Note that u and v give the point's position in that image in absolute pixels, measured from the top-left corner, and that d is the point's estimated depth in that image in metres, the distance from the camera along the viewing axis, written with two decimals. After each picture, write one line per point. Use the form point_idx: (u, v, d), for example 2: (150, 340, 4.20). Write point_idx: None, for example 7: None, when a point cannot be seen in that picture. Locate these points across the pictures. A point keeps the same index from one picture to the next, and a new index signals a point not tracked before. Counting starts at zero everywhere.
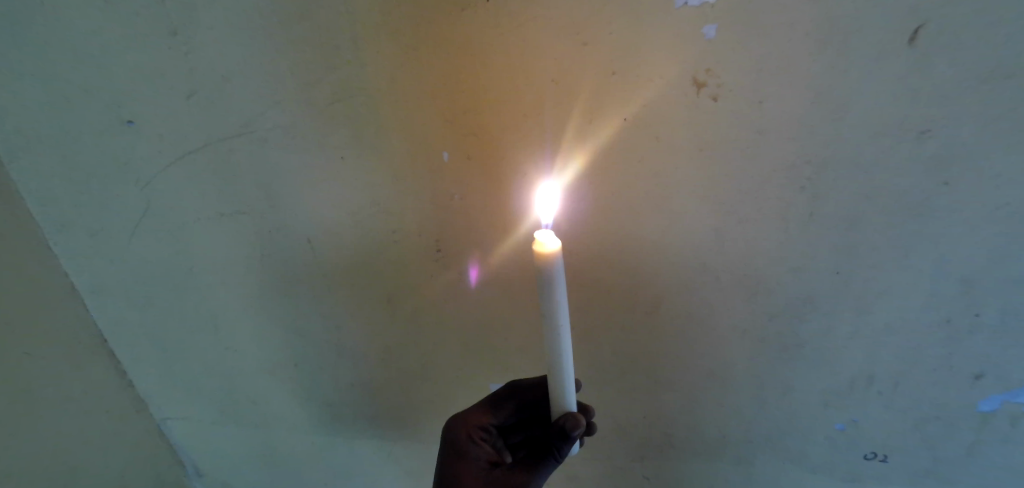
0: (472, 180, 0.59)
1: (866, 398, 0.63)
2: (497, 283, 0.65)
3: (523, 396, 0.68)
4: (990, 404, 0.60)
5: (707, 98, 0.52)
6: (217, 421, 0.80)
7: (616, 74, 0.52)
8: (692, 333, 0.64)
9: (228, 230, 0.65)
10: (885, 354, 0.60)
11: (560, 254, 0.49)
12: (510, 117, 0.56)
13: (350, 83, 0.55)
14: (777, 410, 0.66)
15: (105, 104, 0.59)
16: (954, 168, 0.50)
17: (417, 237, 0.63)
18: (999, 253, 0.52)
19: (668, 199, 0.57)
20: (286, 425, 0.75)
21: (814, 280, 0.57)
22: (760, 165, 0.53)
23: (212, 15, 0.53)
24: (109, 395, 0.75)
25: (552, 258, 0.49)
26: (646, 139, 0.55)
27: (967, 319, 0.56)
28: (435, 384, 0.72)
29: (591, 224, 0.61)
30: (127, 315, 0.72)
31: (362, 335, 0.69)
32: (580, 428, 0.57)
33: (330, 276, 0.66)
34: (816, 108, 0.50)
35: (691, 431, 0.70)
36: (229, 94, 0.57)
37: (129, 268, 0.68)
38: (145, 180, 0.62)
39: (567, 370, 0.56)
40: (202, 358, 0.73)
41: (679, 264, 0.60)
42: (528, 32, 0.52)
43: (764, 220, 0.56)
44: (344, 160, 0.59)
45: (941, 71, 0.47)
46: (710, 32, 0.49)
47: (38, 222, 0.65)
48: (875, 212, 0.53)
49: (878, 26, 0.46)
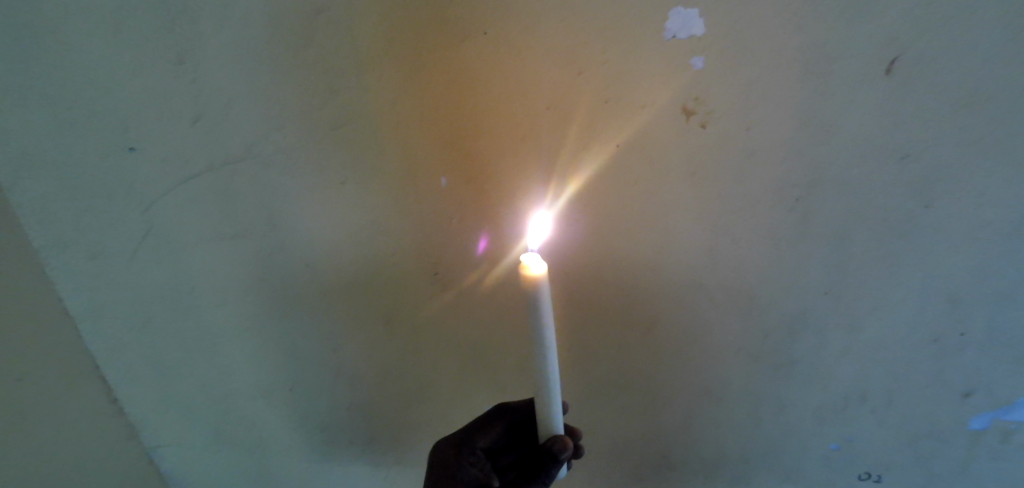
0: (471, 205, 0.58)
1: (860, 415, 0.61)
2: (493, 304, 0.62)
3: (513, 415, 0.62)
4: (981, 422, 0.58)
5: (698, 125, 0.51)
6: (207, 448, 0.75)
7: (609, 101, 0.52)
8: (691, 356, 0.61)
9: (225, 256, 0.62)
10: (876, 371, 0.58)
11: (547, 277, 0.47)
12: (509, 143, 0.54)
13: (350, 108, 0.54)
14: (774, 429, 0.63)
15: (106, 129, 0.56)
16: (934, 189, 0.50)
17: (415, 260, 0.61)
18: (982, 271, 0.52)
19: (661, 221, 0.55)
20: (280, 444, 0.74)
21: (805, 299, 0.56)
22: (750, 187, 0.53)
23: (219, 43, 0.52)
24: (108, 426, 0.71)
25: (537, 280, 0.47)
26: (637, 162, 0.53)
27: (955, 338, 0.55)
28: (431, 406, 0.70)
29: (585, 246, 0.58)
30: (127, 347, 0.67)
31: (360, 358, 0.67)
32: (567, 452, 0.53)
33: (327, 301, 0.64)
34: (803, 131, 0.50)
35: (688, 451, 0.67)
36: (232, 120, 0.55)
37: (126, 292, 0.64)
38: (148, 204, 0.59)
39: (553, 390, 0.52)
40: (203, 383, 0.70)
41: (674, 285, 0.58)
42: (525, 60, 0.51)
43: (754, 241, 0.55)
44: (344, 185, 0.57)
45: (918, 99, 0.48)
46: (698, 63, 0.49)
47: (38, 250, 0.61)
48: (862, 231, 0.53)
49: (859, 56, 0.47)
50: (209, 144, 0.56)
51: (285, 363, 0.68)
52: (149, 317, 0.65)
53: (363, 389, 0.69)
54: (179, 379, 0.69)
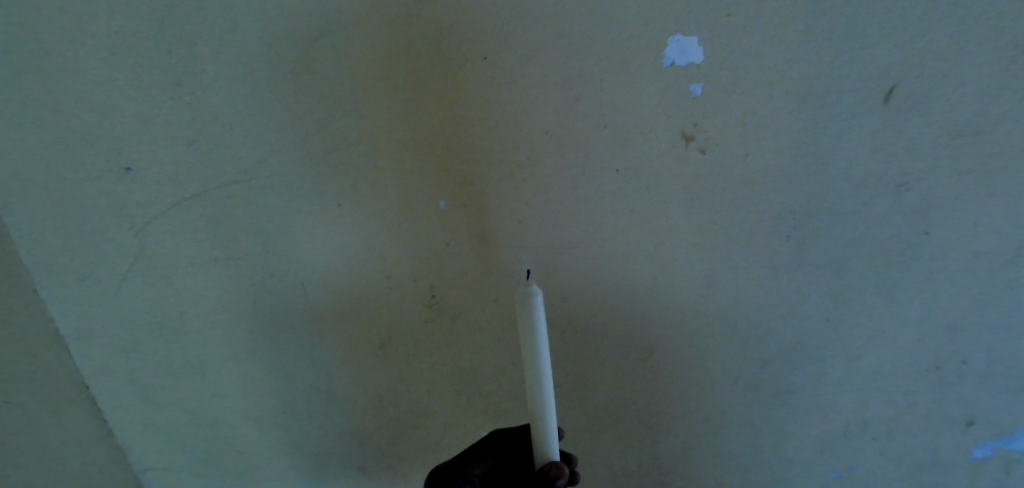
0: (469, 229, 0.57)
1: (860, 445, 0.59)
2: (490, 327, 0.62)
3: (511, 444, 0.61)
4: (983, 451, 0.57)
5: (696, 151, 0.52)
6: (195, 476, 0.72)
7: (607, 127, 0.52)
8: (689, 384, 0.60)
9: (216, 279, 0.61)
10: (876, 400, 0.57)
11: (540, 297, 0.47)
12: (507, 167, 0.55)
13: (350, 131, 0.55)
14: (774, 459, 0.62)
15: (101, 150, 0.56)
16: (932, 218, 0.50)
17: (412, 283, 0.60)
18: (981, 299, 0.52)
19: (659, 247, 0.55)
20: (266, 473, 0.71)
21: (804, 327, 0.56)
22: (747, 214, 0.53)
23: (222, 68, 0.53)
24: (94, 450, 0.68)
25: (529, 298, 0.46)
26: (635, 188, 0.53)
27: (954, 365, 0.55)
28: (426, 433, 0.68)
29: (585, 273, 0.57)
30: (120, 369, 0.66)
31: (353, 384, 0.66)
32: (563, 479, 0.51)
33: (319, 324, 0.63)
34: (797, 160, 0.51)
35: (687, 481, 0.65)
36: (229, 144, 0.55)
37: (116, 315, 0.63)
38: (142, 224, 0.59)
39: (548, 415, 0.51)
40: (190, 408, 0.68)
41: (673, 311, 0.57)
42: (524, 86, 0.52)
43: (753, 268, 0.54)
44: (341, 207, 0.57)
45: (914, 129, 0.48)
46: (696, 90, 0.50)
47: (30, 269, 0.61)
48: (860, 260, 0.53)
49: (853, 87, 0.48)
50: (204, 167, 0.56)
51: (275, 387, 0.66)
52: (138, 340, 0.64)
53: (354, 416, 0.67)
54: (171, 403, 0.67)
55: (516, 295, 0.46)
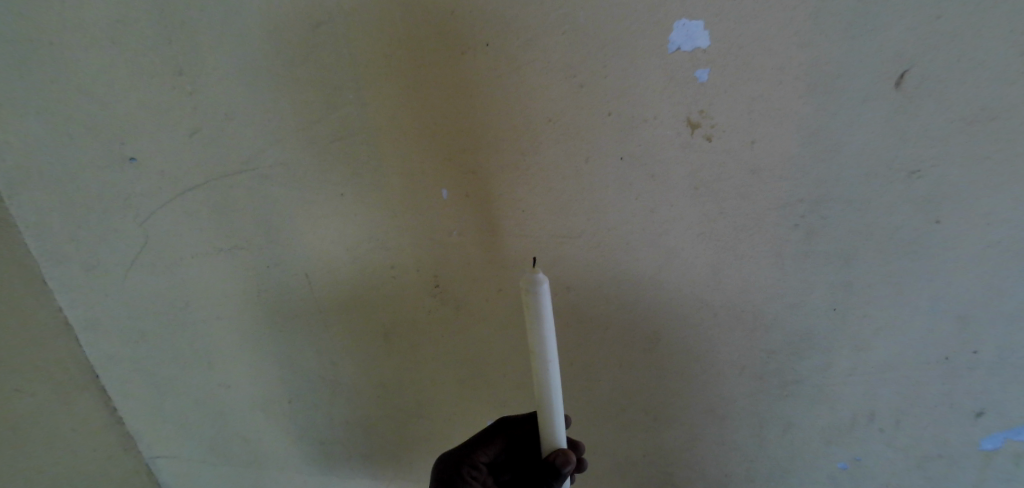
0: (472, 218, 0.57)
1: (868, 436, 0.59)
2: (494, 317, 0.61)
3: (513, 432, 0.60)
4: (992, 442, 0.56)
5: (701, 137, 0.51)
6: (203, 461, 0.73)
7: (612, 114, 0.51)
8: (694, 373, 0.60)
9: (220, 268, 0.61)
10: (884, 391, 0.57)
11: (547, 288, 0.46)
12: (511, 156, 0.54)
13: (351, 121, 0.54)
14: (780, 448, 0.61)
15: (104, 140, 0.56)
16: (944, 205, 0.49)
17: (416, 273, 0.60)
18: (993, 288, 0.51)
19: (663, 235, 0.54)
20: (272, 459, 0.72)
21: (811, 317, 0.55)
22: (755, 202, 0.52)
23: (222, 57, 0.53)
24: (104, 436, 0.69)
25: (536, 290, 0.46)
26: (639, 177, 0.53)
27: (965, 356, 0.54)
28: (431, 421, 0.68)
29: (590, 261, 0.57)
30: (126, 359, 0.67)
31: (358, 372, 0.66)
32: (570, 466, 0.51)
33: (324, 313, 0.63)
34: (806, 148, 0.50)
35: (692, 471, 0.65)
36: (230, 133, 0.55)
37: (123, 303, 0.64)
38: (144, 217, 0.59)
39: (555, 403, 0.51)
40: (197, 396, 0.68)
41: (678, 299, 0.57)
42: (528, 74, 0.51)
43: (761, 257, 0.54)
44: (344, 198, 0.57)
45: (927, 114, 0.47)
46: (702, 75, 0.49)
47: (37, 258, 0.61)
48: (870, 249, 0.52)
49: (864, 71, 0.47)
50: (206, 157, 0.56)
51: (280, 375, 0.67)
52: (146, 329, 0.65)
53: (359, 404, 0.68)
54: (177, 393, 0.68)
55: (523, 287, 0.46)
